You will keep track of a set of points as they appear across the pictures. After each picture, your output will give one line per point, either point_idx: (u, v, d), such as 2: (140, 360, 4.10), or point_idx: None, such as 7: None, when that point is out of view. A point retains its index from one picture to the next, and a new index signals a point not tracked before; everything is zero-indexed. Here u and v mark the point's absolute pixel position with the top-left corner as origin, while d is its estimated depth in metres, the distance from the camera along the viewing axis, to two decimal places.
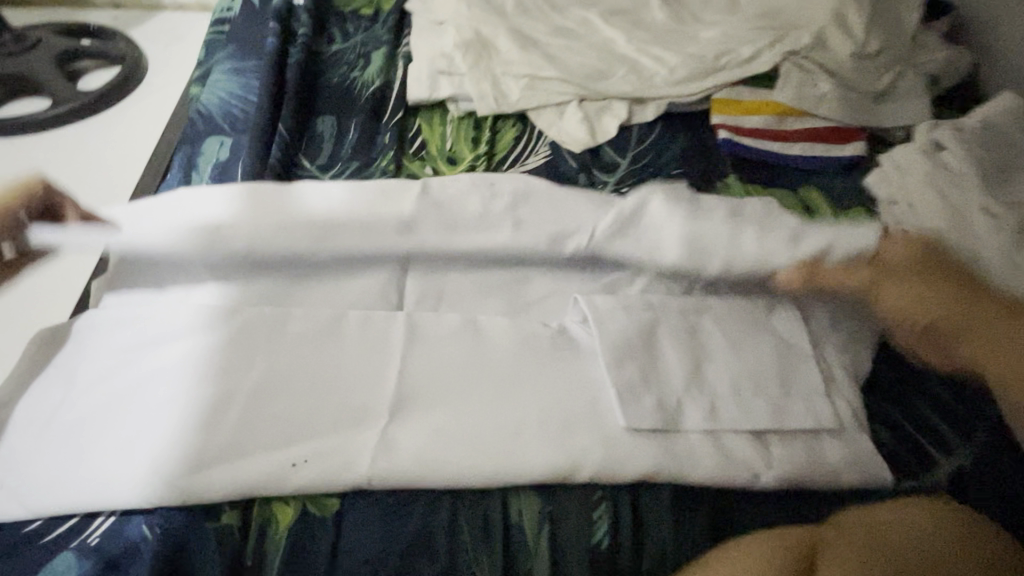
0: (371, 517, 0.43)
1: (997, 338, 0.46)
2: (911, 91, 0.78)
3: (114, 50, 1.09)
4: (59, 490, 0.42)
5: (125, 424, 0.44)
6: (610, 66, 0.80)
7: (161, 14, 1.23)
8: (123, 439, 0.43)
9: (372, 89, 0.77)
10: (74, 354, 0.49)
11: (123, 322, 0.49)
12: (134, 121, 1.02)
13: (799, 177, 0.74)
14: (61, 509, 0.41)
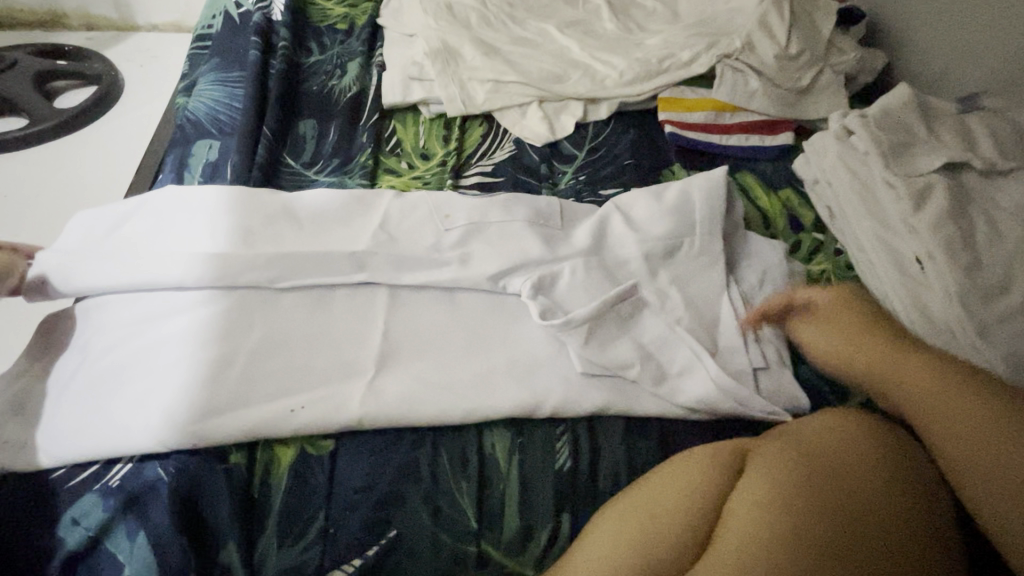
0: (362, 453, 0.49)
1: (922, 390, 0.50)
2: (830, 86, 0.88)
3: (92, 69, 1.14)
4: (83, 440, 0.47)
5: (139, 383, 0.50)
6: (566, 70, 0.89)
7: (141, 35, 1.29)
8: (139, 395, 0.49)
9: (349, 95, 0.84)
10: (90, 330, 0.55)
11: (133, 301, 0.56)
12: (118, 136, 1.07)
13: (735, 164, 0.83)
14: (85, 456, 0.47)
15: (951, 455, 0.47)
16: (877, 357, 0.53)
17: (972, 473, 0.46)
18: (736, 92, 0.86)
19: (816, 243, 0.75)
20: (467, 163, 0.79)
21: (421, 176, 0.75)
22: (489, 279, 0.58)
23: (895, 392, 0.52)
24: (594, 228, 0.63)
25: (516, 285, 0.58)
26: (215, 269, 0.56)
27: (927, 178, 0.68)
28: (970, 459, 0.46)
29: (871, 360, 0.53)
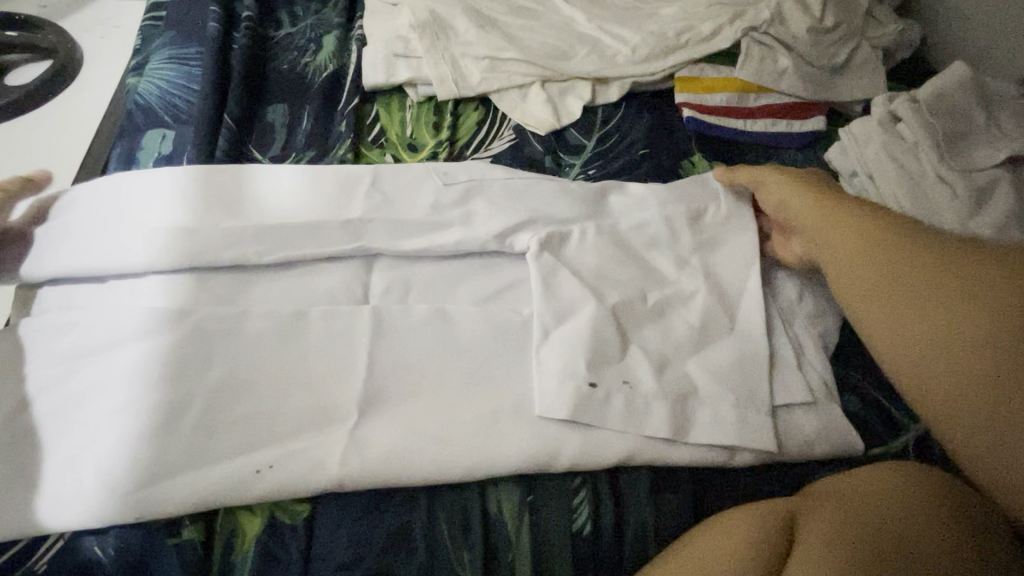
0: (344, 519, 0.42)
1: (887, 282, 0.43)
2: (866, 64, 0.79)
3: (45, 41, 0.90)
4: (3, 514, 0.39)
5: (71, 439, 0.42)
6: (571, 45, 0.78)
7: None
8: (71, 454, 0.41)
9: (325, 75, 0.73)
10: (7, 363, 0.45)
11: (65, 329, 0.46)
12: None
13: (763, 153, 0.74)
14: (6, 534, 0.38)
15: (912, 359, 0.40)
16: (851, 249, 0.46)
17: (940, 383, 0.38)
18: (763, 71, 0.76)
19: None
20: (462, 155, 0.69)
21: None
22: (495, 238, 0.54)
23: (856, 289, 0.45)
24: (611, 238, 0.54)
25: (523, 241, 0.54)
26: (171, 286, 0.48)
27: (984, 177, 0.60)
28: (938, 359, 0.39)
29: (844, 251, 0.46)
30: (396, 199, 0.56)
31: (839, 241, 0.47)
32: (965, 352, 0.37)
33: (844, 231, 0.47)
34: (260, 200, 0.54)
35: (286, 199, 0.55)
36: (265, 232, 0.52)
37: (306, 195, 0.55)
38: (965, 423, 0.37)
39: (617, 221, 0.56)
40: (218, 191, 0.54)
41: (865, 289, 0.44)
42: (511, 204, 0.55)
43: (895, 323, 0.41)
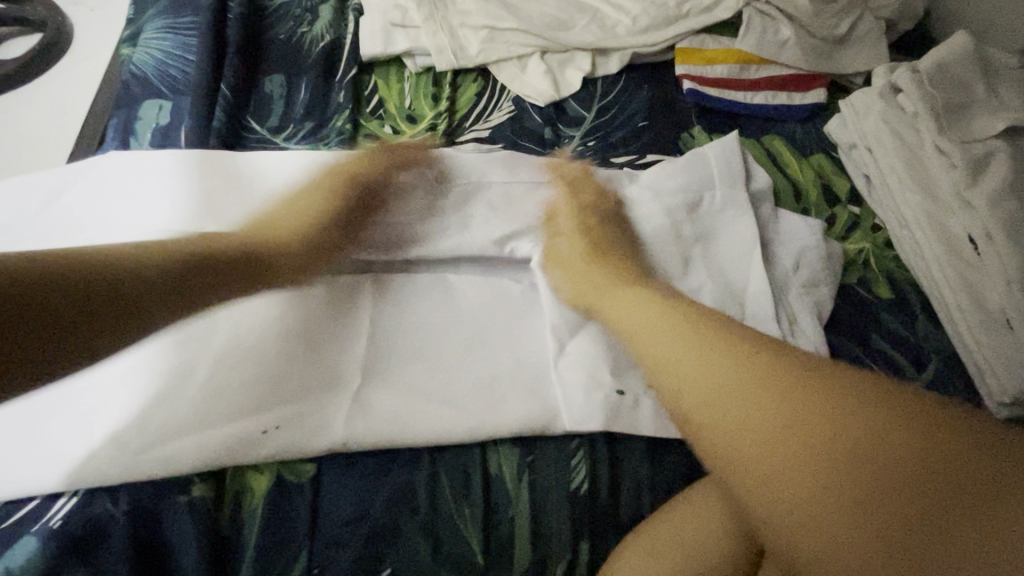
0: (349, 479, 0.43)
1: (697, 368, 0.39)
2: (869, 35, 0.78)
3: (34, 13, 0.88)
4: (20, 473, 0.40)
5: (84, 401, 0.43)
6: (571, 15, 0.78)
7: None
8: (85, 416, 0.42)
9: (322, 46, 0.72)
10: None
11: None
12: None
13: (763, 125, 0.74)
14: (22, 491, 0.39)
15: (736, 448, 0.35)
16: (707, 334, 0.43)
17: (773, 469, 0.33)
18: (764, 42, 0.76)
19: (853, 218, 0.67)
20: (461, 126, 0.69)
21: (408, 143, 0.65)
22: (495, 242, 0.53)
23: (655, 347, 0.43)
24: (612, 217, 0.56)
25: (526, 248, 0.54)
26: (178, 254, 0.49)
27: (984, 146, 0.60)
28: (787, 435, 0.33)
29: (653, 331, 0.44)
30: (403, 174, 0.55)
31: (648, 323, 0.45)
32: (810, 432, 0.32)
33: (656, 315, 0.45)
34: (263, 182, 0.54)
35: (290, 180, 0.54)
36: (269, 211, 0.52)
37: (307, 177, 0.54)
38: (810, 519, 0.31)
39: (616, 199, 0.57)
40: (219, 173, 0.54)
41: (676, 377, 0.41)
42: (515, 181, 0.56)
43: (708, 406, 0.37)
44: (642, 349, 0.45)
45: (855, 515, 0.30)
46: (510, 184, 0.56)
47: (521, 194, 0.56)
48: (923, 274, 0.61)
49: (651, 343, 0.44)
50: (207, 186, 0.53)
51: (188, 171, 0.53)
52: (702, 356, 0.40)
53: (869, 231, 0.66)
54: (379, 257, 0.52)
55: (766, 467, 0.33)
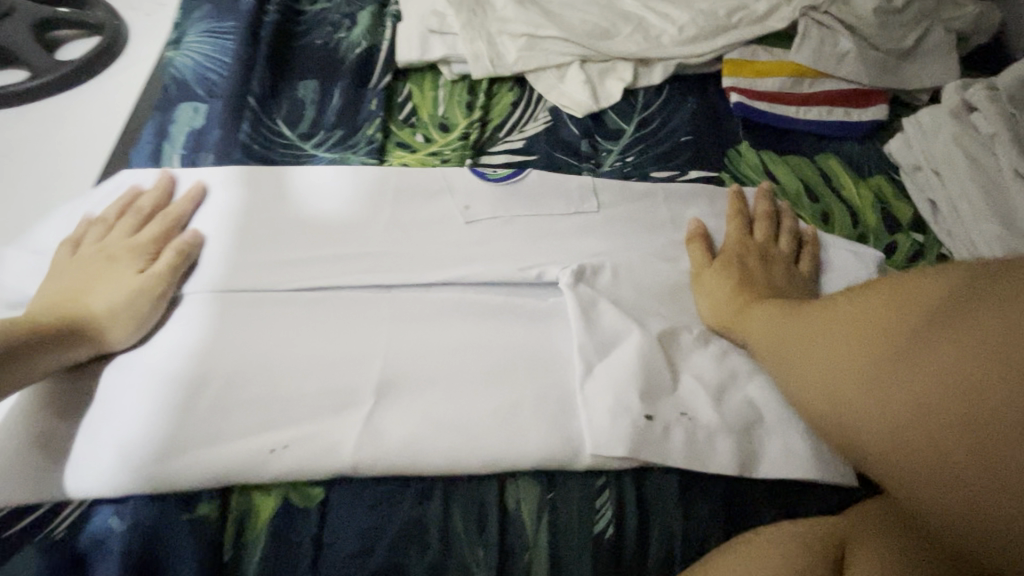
0: (358, 507, 0.40)
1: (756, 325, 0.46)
2: (938, 49, 0.72)
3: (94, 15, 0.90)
4: (23, 480, 0.39)
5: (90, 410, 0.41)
6: (614, 23, 0.74)
7: None
8: (89, 426, 0.41)
9: (358, 52, 0.72)
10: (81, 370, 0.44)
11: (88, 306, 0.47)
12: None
13: (816, 143, 0.69)
14: (26, 499, 0.38)
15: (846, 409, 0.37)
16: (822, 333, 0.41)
17: (922, 433, 0.33)
18: (821, 54, 0.70)
19: (916, 247, 0.60)
20: (494, 137, 0.66)
21: (439, 152, 0.64)
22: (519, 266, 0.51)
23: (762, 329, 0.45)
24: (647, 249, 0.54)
25: (554, 272, 0.50)
26: (205, 266, 0.48)
27: None
28: (918, 397, 0.33)
29: (809, 339, 0.41)
30: (436, 191, 0.55)
31: (770, 332, 0.45)
32: (975, 369, 0.32)
33: (783, 331, 0.44)
34: (300, 201, 0.54)
35: (325, 200, 0.54)
36: (299, 226, 0.52)
37: (344, 198, 0.54)
38: (868, 467, 0.36)
39: (645, 227, 0.55)
40: (251, 190, 0.54)
41: (809, 400, 0.40)
42: (546, 204, 0.55)
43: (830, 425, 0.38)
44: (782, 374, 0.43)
45: (1018, 436, 0.30)
46: (540, 205, 0.55)
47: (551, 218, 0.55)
48: None
49: (785, 356, 0.43)
50: (243, 199, 0.53)
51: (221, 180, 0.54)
52: (791, 333, 0.43)
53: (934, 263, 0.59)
54: (400, 274, 0.50)
55: (862, 452, 0.36)
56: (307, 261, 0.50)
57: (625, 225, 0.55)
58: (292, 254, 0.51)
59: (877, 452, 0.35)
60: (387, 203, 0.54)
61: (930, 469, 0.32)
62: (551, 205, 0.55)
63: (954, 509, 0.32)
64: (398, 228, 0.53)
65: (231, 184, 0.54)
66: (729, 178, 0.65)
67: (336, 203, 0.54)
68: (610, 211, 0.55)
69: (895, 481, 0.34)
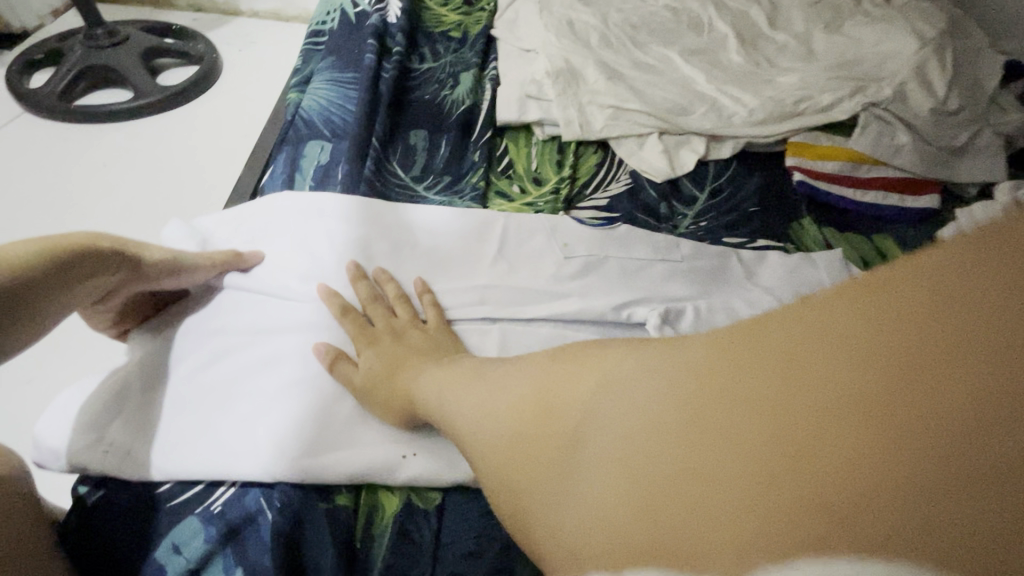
0: (472, 512, 0.45)
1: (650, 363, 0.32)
2: (988, 147, 0.79)
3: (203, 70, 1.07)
4: (189, 458, 0.45)
5: (244, 402, 0.48)
6: (691, 102, 0.83)
7: (254, 49, 1.36)
8: (244, 416, 0.47)
9: (462, 108, 0.81)
10: (235, 367, 0.50)
11: (239, 308, 0.54)
12: (211, 122, 1.14)
13: (872, 224, 0.75)
14: (189, 475, 0.44)
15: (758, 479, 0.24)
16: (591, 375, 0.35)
17: (745, 425, 0.25)
18: (879, 145, 0.78)
19: None
20: (582, 194, 0.74)
21: (533, 202, 0.71)
22: (612, 308, 0.56)
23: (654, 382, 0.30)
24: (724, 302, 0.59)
25: (642, 313, 0.56)
26: (343, 288, 0.56)
27: None
28: (765, 379, 0.26)
29: (605, 362, 0.36)
30: (536, 237, 0.62)
31: (496, 392, 0.40)
32: (895, 362, 0.23)
33: (529, 376, 0.39)
34: (420, 236, 0.61)
35: (440, 236, 0.61)
36: (419, 258, 0.60)
37: (458, 235, 0.61)
38: (619, 479, 0.29)
39: (720, 286, 0.62)
40: (377, 221, 0.61)
41: (519, 457, 0.35)
42: (633, 258, 0.62)
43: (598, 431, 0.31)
44: (505, 440, 0.37)
45: (939, 442, 0.21)
46: (628, 259, 0.62)
47: (637, 270, 0.61)
48: None
49: (516, 414, 0.37)
50: (372, 227, 0.60)
51: (351, 208, 0.61)
52: (530, 382, 0.38)
53: None
54: (507, 306, 0.56)
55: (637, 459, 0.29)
56: (425, 287, 0.56)
57: (701, 283, 0.62)
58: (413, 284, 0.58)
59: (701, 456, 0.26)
60: (492, 242, 0.61)
61: (788, 476, 0.23)
62: (637, 259, 0.62)
63: (777, 528, 0.23)
64: (502, 267, 0.60)
65: (360, 212, 0.61)
66: (794, 248, 0.71)
67: (449, 239, 0.61)
68: (687, 268, 0.62)
69: (714, 480, 0.25)
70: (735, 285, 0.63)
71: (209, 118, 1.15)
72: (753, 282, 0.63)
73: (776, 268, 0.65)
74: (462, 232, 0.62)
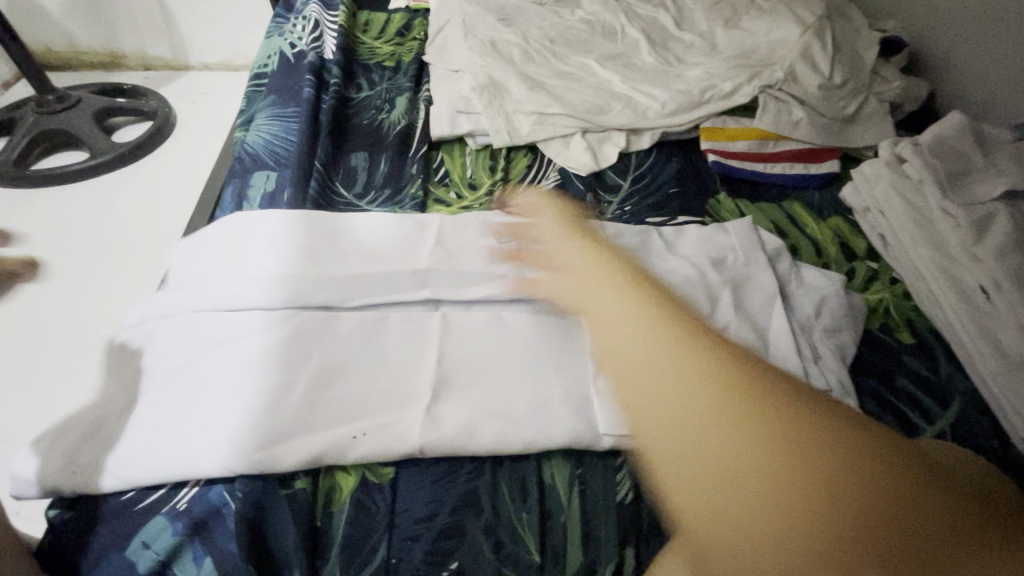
0: (424, 480, 0.49)
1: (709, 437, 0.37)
2: (875, 113, 0.88)
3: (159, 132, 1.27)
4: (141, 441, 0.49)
5: (194, 413, 0.50)
6: (608, 102, 0.90)
7: (204, 100, 1.42)
8: (197, 425, 0.50)
9: (398, 128, 0.87)
10: (183, 376, 0.53)
11: (187, 328, 0.57)
12: (169, 177, 1.19)
13: (781, 193, 0.83)
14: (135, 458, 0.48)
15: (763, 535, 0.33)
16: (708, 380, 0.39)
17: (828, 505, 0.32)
18: (779, 121, 0.86)
19: (871, 272, 0.73)
20: (514, 193, 0.80)
21: (469, 205, 0.77)
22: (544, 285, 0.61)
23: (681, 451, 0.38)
24: (644, 271, 0.65)
25: None
26: (288, 292, 0.59)
27: (988, 210, 0.66)
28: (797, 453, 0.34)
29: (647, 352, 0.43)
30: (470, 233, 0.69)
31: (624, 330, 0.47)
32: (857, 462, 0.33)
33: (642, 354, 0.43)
34: (361, 240, 0.66)
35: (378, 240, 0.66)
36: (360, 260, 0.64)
37: (398, 238, 0.67)
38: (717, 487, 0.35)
39: (642, 257, 0.67)
40: (317, 233, 0.66)
41: (691, 435, 0.38)
42: None
43: (676, 416, 0.39)
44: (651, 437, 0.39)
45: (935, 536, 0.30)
46: None
47: None
48: (948, 318, 0.65)
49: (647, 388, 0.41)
50: (314, 241, 0.65)
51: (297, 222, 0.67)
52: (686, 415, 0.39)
53: (888, 283, 0.72)
54: (445, 294, 0.61)
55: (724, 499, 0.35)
56: (366, 287, 0.61)
57: (624, 257, 0.67)
58: (357, 284, 0.61)
59: (846, 495, 0.32)
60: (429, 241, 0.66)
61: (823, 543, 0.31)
62: None
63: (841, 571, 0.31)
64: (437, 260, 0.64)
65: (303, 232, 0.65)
66: (712, 221, 0.77)
67: (389, 242, 0.66)
68: (610, 245, 0.67)
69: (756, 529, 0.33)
70: (655, 254, 0.68)
71: (166, 173, 1.20)
72: (673, 250, 0.69)
73: (694, 239, 0.70)
74: (401, 234, 0.67)
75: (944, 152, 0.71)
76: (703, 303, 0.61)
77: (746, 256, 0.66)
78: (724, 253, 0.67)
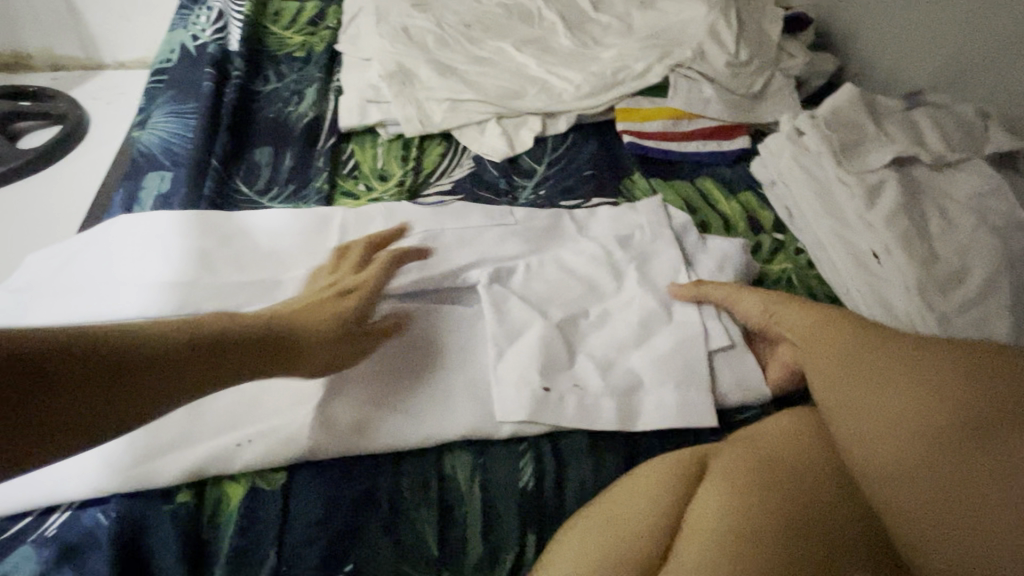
0: (319, 482, 0.47)
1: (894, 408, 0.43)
2: (782, 88, 0.90)
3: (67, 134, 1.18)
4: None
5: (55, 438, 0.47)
6: (523, 86, 0.89)
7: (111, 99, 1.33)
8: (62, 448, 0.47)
9: (305, 121, 0.84)
10: None
11: None
12: (74, 186, 1.12)
13: (693, 170, 0.84)
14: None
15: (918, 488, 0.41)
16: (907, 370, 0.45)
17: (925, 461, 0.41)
18: (689, 100, 0.86)
19: (777, 243, 0.75)
20: (426, 182, 0.78)
21: (378, 198, 0.75)
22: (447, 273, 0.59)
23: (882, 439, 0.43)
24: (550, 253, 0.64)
25: (475, 275, 0.59)
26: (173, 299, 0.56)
27: (878, 176, 0.68)
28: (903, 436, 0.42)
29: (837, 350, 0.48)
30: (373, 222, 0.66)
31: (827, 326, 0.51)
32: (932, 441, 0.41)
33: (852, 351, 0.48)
34: (256, 240, 0.63)
35: (274, 239, 0.63)
36: (254, 261, 0.61)
37: (297, 234, 0.64)
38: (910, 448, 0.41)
39: (551, 239, 0.66)
40: (208, 233, 0.62)
41: (887, 429, 0.43)
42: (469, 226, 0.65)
43: (891, 418, 0.43)
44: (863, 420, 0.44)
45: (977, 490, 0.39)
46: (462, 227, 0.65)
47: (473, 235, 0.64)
48: (846, 283, 0.67)
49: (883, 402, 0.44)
50: (204, 241, 0.62)
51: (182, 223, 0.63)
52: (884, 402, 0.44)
53: (791, 254, 0.74)
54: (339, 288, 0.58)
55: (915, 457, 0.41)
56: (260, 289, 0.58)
57: (533, 240, 0.66)
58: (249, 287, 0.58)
59: (918, 461, 0.41)
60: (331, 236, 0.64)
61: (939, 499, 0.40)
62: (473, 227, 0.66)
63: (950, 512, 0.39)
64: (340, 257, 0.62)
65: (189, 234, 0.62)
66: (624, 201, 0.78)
67: (286, 240, 0.63)
68: (519, 227, 0.66)
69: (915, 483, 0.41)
70: (565, 235, 0.67)
71: (69, 179, 1.13)
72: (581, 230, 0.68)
73: (604, 218, 0.70)
74: (300, 230, 0.64)
75: (840, 122, 0.73)
76: (608, 280, 0.61)
77: (654, 232, 0.66)
78: (631, 231, 0.67)
